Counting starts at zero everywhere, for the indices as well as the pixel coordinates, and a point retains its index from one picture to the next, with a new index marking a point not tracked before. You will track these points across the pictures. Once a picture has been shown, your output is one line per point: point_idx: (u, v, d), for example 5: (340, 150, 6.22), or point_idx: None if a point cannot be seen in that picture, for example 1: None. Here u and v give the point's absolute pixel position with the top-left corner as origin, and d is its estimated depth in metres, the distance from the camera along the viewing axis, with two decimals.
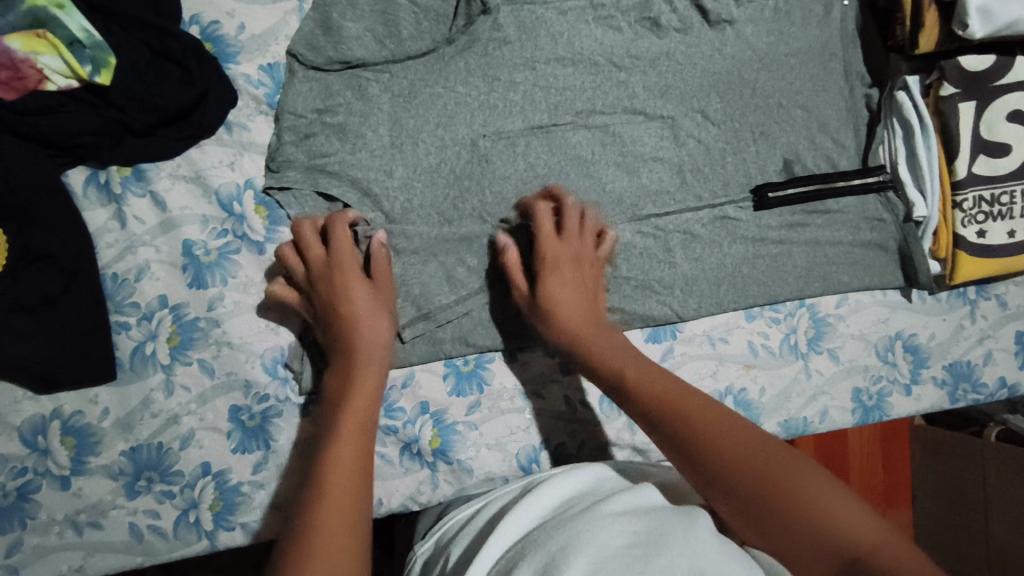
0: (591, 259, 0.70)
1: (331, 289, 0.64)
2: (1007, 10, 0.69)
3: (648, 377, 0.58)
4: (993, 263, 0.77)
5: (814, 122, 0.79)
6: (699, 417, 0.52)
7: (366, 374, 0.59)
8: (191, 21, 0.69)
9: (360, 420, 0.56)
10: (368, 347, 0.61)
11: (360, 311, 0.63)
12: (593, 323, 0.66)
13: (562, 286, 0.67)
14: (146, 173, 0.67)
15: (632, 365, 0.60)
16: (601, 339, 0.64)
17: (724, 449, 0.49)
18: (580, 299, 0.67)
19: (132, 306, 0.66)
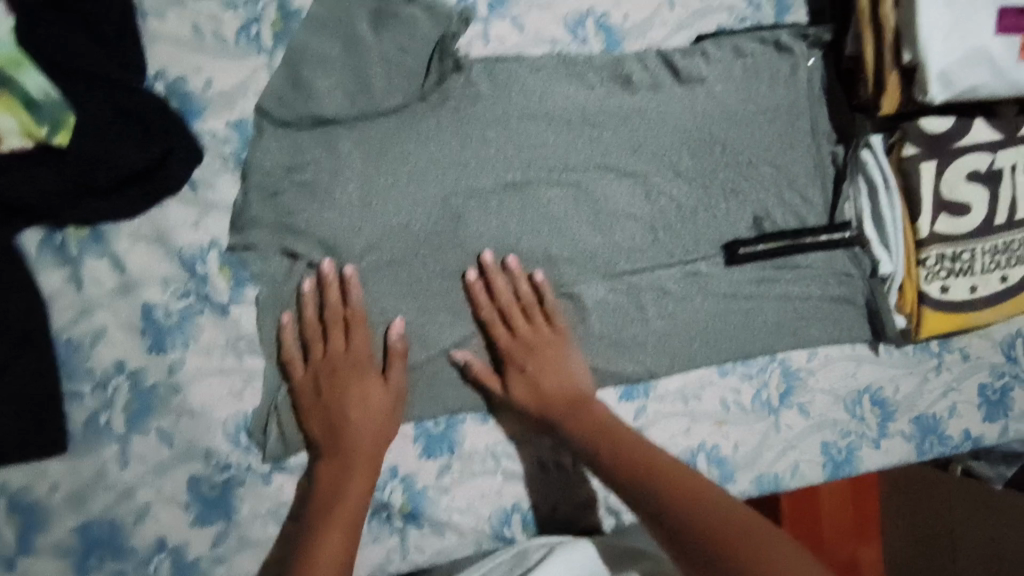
0: (552, 340, 0.72)
1: (343, 386, 0.66)
2: (964, 75, 0.70)
3: (653, 465, 0.62)
4: (957, 318, 0.79)
5: (784, 178, 0.80)
6: (699, 503, 0.56)
7: (360, 474, 0.64)
8: (157, 77, 0.65)
9: (348, 521, 0.61)
10: (364, 443, 0.65)
11: (370, 414, 0.66)
12: (572, 404, 0.69)
13: (529, 382, 0.70)
14: (105, 233, 0.64)
15: (633, 448, 0.64)
16: (584, 422, 0.68)
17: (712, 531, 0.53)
18: (553, 382, 0.70)
19: (87, 374, 0.63)
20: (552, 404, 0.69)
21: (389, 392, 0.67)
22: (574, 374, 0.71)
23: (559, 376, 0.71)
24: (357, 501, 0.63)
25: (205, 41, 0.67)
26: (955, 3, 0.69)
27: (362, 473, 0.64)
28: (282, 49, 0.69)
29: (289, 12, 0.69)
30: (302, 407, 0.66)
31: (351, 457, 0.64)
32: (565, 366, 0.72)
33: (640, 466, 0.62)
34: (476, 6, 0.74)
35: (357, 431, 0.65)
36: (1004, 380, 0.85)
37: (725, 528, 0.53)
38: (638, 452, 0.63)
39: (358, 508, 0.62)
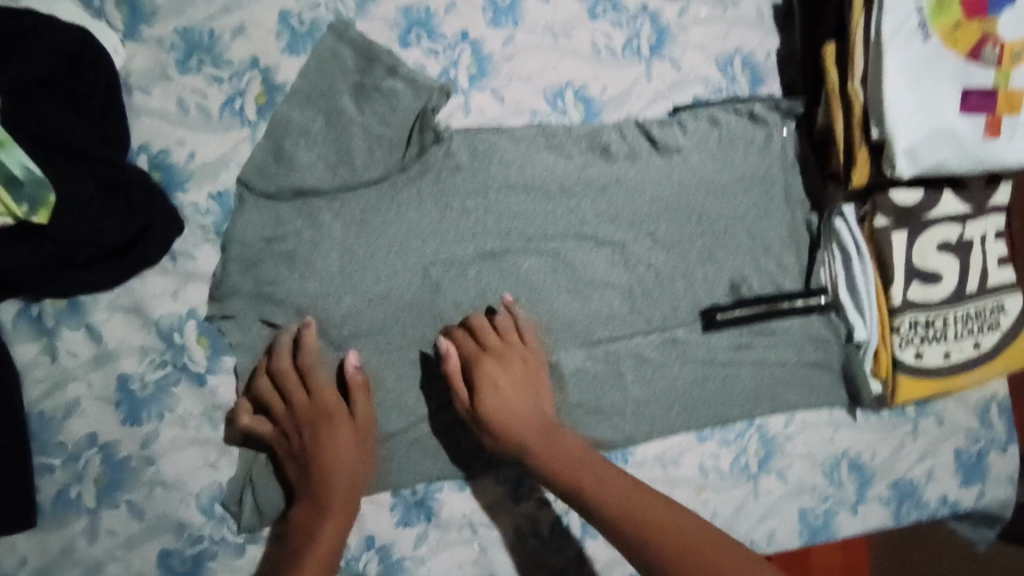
0: (520, 368, 0.70)
1: (310, 430, 0.65)
2: (930, 152, 0.73)
3: (637, 511, 0.63)
4: (931, 383, 0.81)
5: (759, 245, 0.82)
6: (668, 525, 0.62)
7: (336, 519, 0.63)
8: (140, 150, 0.67)
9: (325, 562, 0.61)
10: (340, 497, 0.64)
11: (337, 456, 0.64)
12: (543, 433, 0.68)
13: (497, 399, 0.68)
14: (83, 304, 0.64)
15: (618, 487, 0.64)
16: (558, 455, 0.67)
17: (679, 548, 0.60)
18: (521, 408, 0.69)
19: (59, 447, 0.63)
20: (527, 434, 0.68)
21: (354, 430, 0.66)
22: (543, 402, 0.70)
23: (529, 402, 0.69)
24: (332, 546, 0.62)
25: (188, 115, 0.68)
26: (918, 83, 0.72)
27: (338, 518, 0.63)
28: (265, 121, 0.70)
29: (272, 85, 0.70)
30: (279, 457, 0.66)
31: (326, 503, 0.63)
32: (535, 386, 0.71)
33: (626, 512, 0.63)
34: (457, 79, 0.76)
35: (334, 477, 0.64)
36: (979, 444, 0.86)
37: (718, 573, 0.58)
38: (621, 496, 0.64)
39: (333, 551, 0.62)
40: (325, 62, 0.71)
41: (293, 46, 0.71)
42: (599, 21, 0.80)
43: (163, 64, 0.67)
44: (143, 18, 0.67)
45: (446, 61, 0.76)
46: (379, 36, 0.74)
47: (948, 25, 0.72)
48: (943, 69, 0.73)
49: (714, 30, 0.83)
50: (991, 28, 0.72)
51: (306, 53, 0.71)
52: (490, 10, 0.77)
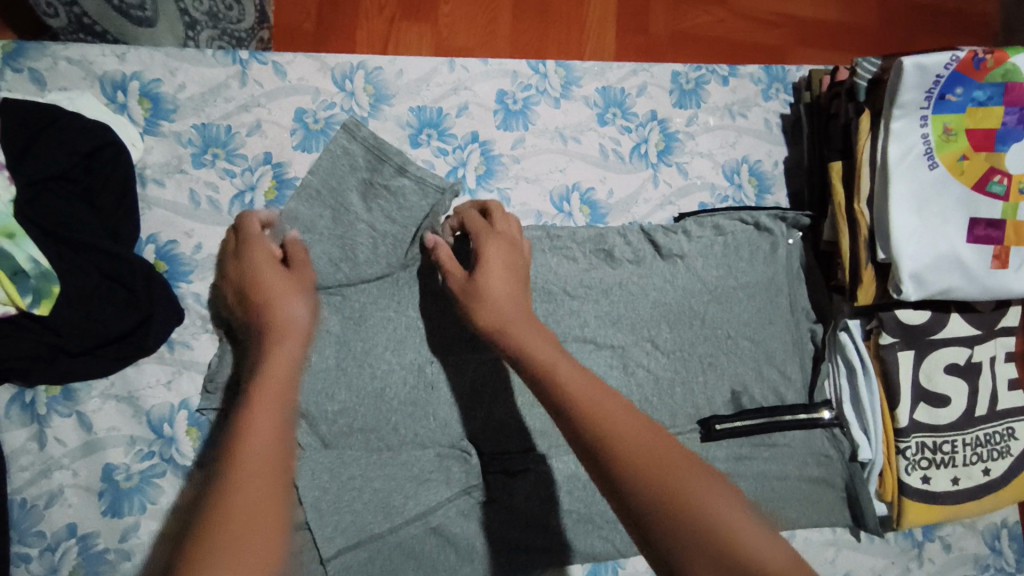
0: (491, 245, 0.67)
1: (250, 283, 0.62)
2: (937, 277, 0.73)
3: (564, 380, 0.53)
4: (940, 510, 0.77)
5: (762, 354, 0.81)
6: (595, 396, 0.51)
7: (280, 346, 0.55)
8: (148, 241, 0.68)
9: (276, 380, 0.51)
10: (282, 328, 0.57)
11: (274, 300, 0.59)
12: (510, 308, 0.62)
13: (485, 272, 0.65)
14: (76, 391, 0.65)
15: (562, 358, 0.56)
16: (520, 326, 0.60)
17: (599, 415, 0.49)
18: (500, 285, 0.64)
19: (37, 536, 0.62)
20: (492, 304, 0.62)
21: (295, 273, 0.63)
22: (519, 285, 0.65)
23: (497, 269, 0.65)
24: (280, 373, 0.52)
25: (200, 208, 0.70)
26: (926, 209, 0.73)
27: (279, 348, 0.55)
28: (274, 216, 0.71)
29: (283, 180, 0.72)
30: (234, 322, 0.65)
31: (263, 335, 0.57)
32: (520, 273, 0.66)
33: (561, 378, 0.53)
34: (465, 178, 0.77)
35: (273, 308, 0.59)
36: (988, 572, 0.82)
37: (662, 461, 0.45)
38: (567, 367, 0.55)
39: (284, 375, 0.52)
40: (334, 158, 0.72)
41: (306, 144, 0.73)
42: (608, 126, 0.82)
43: (179, 158, 0.70)
44: (164, 115, 0.70)
45: (454, 161, 0.77)
46: (391, 136, 0.76)
47: (955, 156, 0.72)
48: (951, 197, 0.73)
49: (722, 137, 0.85)
50: (998, 161, 0.72)
51: (317, 151, 0.74)
52: (501, 112, 0.79)
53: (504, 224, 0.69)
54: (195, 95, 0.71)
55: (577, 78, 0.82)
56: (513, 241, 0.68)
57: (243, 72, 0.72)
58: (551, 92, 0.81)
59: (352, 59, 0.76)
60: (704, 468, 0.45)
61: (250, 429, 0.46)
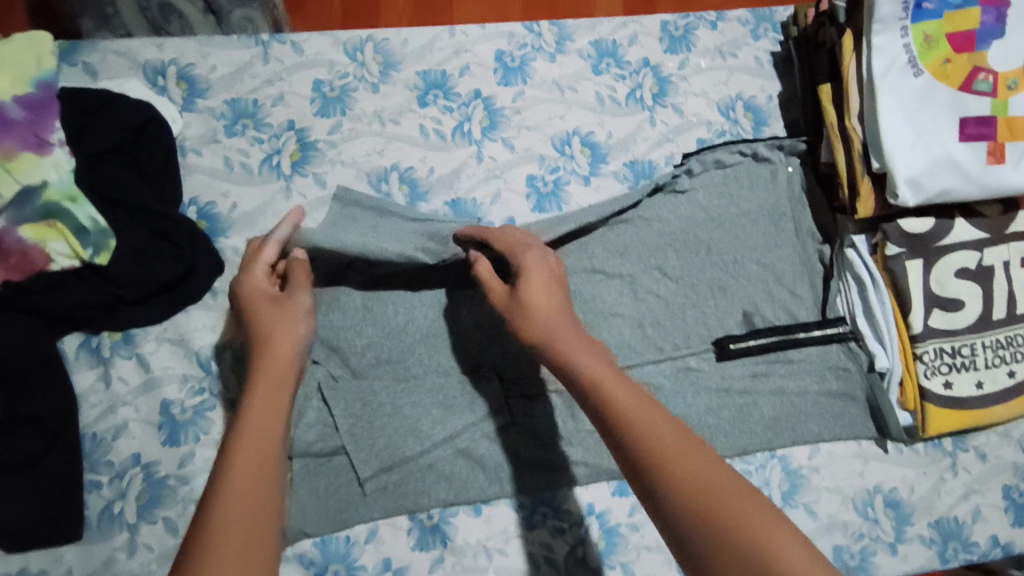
0: (525, 260, 0.64)
1: (261, 317, 0.63)
2: (934, 180, 0.72)
3: (614, 400, 0.51)
4: (962, 415, 0.76)
5: (770, 276, 0.82)
6: (647, 418, 0.49)
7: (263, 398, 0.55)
8: (190, 203, 0.76)
9: (260, 437, 0.51)
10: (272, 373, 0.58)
11: (274, 345, 0.60)
12: (556, 321, 0.59)
13: (530, 288, 0.62)
14: (134, 336, 0.72)
15: (608, 371, 0.54)
16: (563, 335, 0.58)
17: (653, 444, 0.47)
18: (542, 299, 0.61)
19: (107, 465, 0.69)
20: (537, 319, 0.59)
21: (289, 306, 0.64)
22: (562, 296, 0.62)
23: (537, 287, 0.62)
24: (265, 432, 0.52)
25: (234, 171, 0.77)
26: (917, 116, 0.72)
27: (271, 388, 0.56)
28: (299, 176, 0.78)
29: (306, 144, 0.79)
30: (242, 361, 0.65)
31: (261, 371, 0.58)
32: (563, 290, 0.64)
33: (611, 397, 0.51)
34: (471, 132, 0.82)
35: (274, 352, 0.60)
36: None
37: (723, 509, 0.42)
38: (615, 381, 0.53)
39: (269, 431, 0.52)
40: (353, 122, 0.80)
41: (325, 109, 0.80)
42: (603, 75, 0.87)
43: (214, 130, 0.78)
44: (199, 93, 0.79)
45: (460, 116, 0.83)
46: (400, 98, 0.82)
47: (939, 60, 0.72)
48: (940, 102, 0.72)
49: (714, 77, 0.88)
50: (981, 60, 0.71)
51: (336, 116, 0.81)
52: (501, 70, 0.85)
53: (519, 235, 0.69)
54: (225, 76, 0.80)
55: (570, 33, 0.87)
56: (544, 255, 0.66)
57: (265, 52, 0.81)
58: (546, 48, 0.86)
59: (361, 33, 0.83)
60: (762, 504, 0.43)
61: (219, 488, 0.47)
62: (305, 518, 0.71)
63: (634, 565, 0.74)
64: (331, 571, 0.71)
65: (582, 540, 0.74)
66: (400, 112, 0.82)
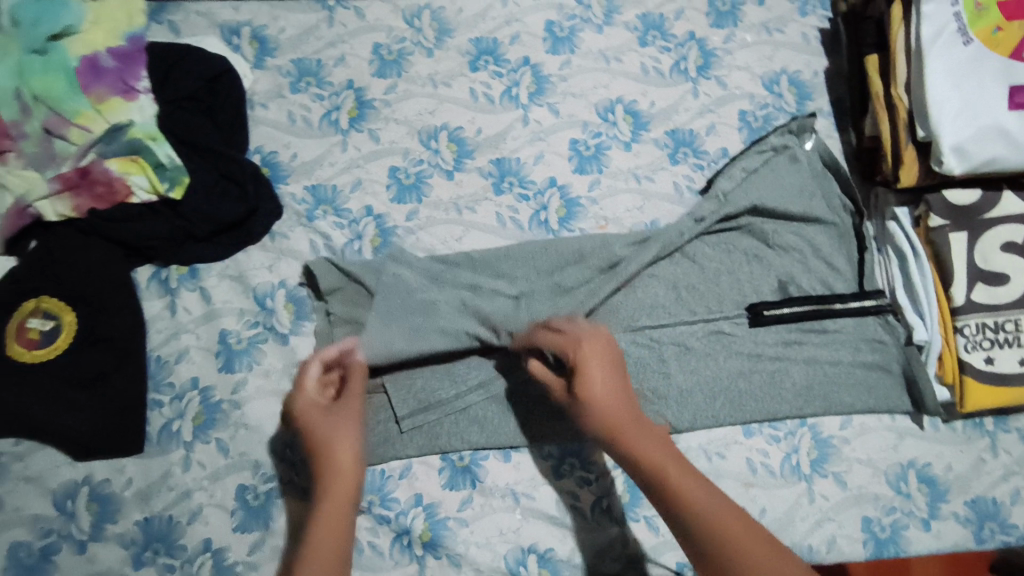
0: (582, 358, 0.64)
1: (315, 427, 0.65)
2: (980, 148, 0.71)
3: (707, 523, 0.55)
4: (1007, 392, 0.74)
5: (808, 248, 0.81)
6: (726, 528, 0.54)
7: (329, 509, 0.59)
8: (256, 151, 0.82)
9: (335, 544, 0.57)
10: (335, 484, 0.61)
11: (331, 453, 0.62)
12: (621, 421, 0.61)
13: (590, 387, 0.63)
14: (199, 271, 0.78)
15: (690, 482, 0.57)
16: (638, 441, 0.60)
17: (752, 566, 0.53)
18: (603, 398, 0.62)
19: (168, 386, 0.75)
20: (600, 417, 0.62)
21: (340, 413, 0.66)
22: (625, 386, 0.64)
23: (599, 380, 0.63)
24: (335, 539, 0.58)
25: (296, 125, 0.83)
26: (964, 84, 0.72)
27: (335, 497, 0.60)
28: (355, 131, 0.84)
29: (364, 102, 0.85)
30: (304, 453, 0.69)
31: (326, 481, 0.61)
32: (622, 379, 0.65)
33: (700, 514, 0.55)
34: (519, 96, 0.86)
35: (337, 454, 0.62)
36: None
37: None
38: (699, 494, 0.57)
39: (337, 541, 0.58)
40: (407, 84, 0.86)
41: (382, 71, 0.86)
42: (648, 47, 0.89)
43: (280, 86, 0.84)
44: (269, 52, 0.85)
45: (509, 81, 0.87)
46: (453, 63, 0.87)
47: (989, 29, 0.72)
48: (991, 69, 0.71)
49: (759, 51, 0.90)
50: None
51: (392, 77, 0.86)
52: (549, 39, 0.88)
53: (570, 327, 0.69)
54: (293, 37, 0.86)
55: (618, 6, 0.90)
56: (594, 346, 0.66)
57: (330, 16, 0.87)
58: (594, 20, 0.90)
59: (419, 2, 0.88)
60: None
61: None
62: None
63: (659, 519, 0.75)
64: (366, 501, 0.75)
65: (608, 491, 0.75)
66: (452, 75, 0.86)
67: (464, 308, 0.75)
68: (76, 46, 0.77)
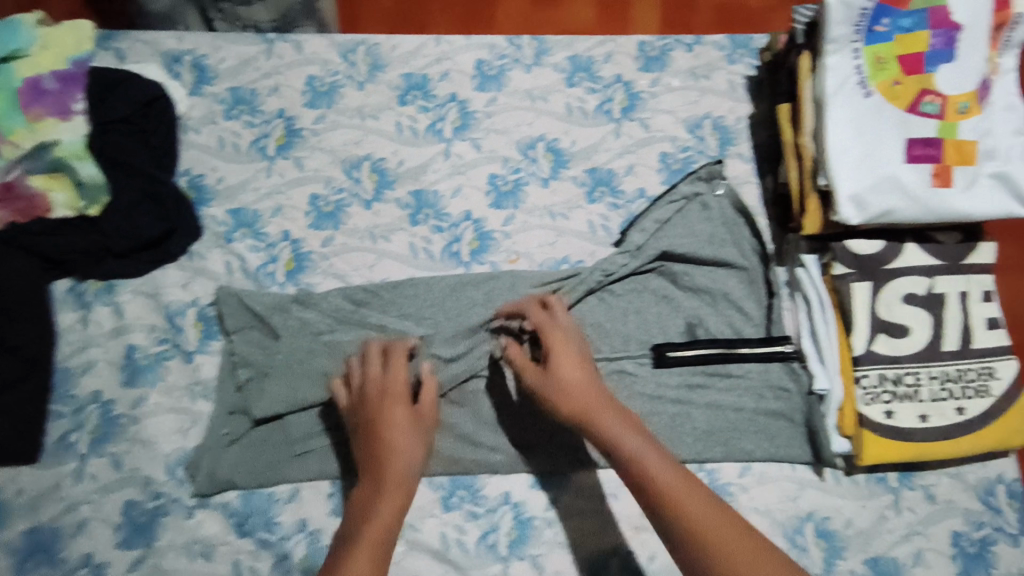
0: (558, 347, 0.66)
1: (389, 414, 0.66)
2: (878, 200, 0.71)
3: (679, 510, 0.56)
4: (907, 448, 0.72)
5: (718, 294, 0.81)
6: (690, 510, 0.56)
7: (391, 501, 0.62)
8: (183, 174, 0.85)
9: (382, 537, 0.60)
10: (396, 473, 0.63)
11: (393, 447, 0.65)
12: (596, 402, 0.63)
13: (566, 372, 0.64)
14: (115, 287, 0.80)
15: (661, 463, 0.58)
16: (615, 428, 0.61)
17: (718, 550, 0.54)
18: (580, 381, 0.64)
19: (71, 397, 0.76)
20: (571, 399, 0.63)
21: (417, 417, 0.68)
22: (595, 370, 0.66)
23: (574, 364, 0.65)
24: (385, 529, 0.60)
25: (224, 150, 0.86)
26: (864, 134, 0.71)
27: (394, 492, 0.62)
28: (281, 158, 0.86)
29: (293, 130, 0.88)
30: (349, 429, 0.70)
31: (384, 481, 0.63)
32: (593, 365, 0.66)
33: (663, 494, 0.57)
34: (442, 131, 0.88)
35: (396, 450, 0.64)
36: (984, 531, 0.74)
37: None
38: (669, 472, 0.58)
39: (386, 536, 0.60)
40: (336, 116, 0.89)
41: (313, 102, 0.89)
42: (574, 88, 0.91)
43: (214, 113, 0.88)
44: (208, 80, 0.89)
45: (434, 116, 0.89)
46: (382, 97, 0.90)
47: (889, 82, 0.71)
48: (888, 123, 0.71)
49: (685, 96, 0.91)
50: (929, 82, 0.71)
51: (323, 108, 0.89)
52: (478, 78, 0.91)
53: (559, 314, 0.69)
54: (231, 67, 0.90)
55: (548, 48, 0.93)
56: (570, 335, 0.67)
57: (268, 47, 0.91)
58: (523, 61, 0.92)
59: (355, 37, 0.92)
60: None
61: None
62: (218, 463, 0.73)
63: (544, 559, 0.74)
64: (251, 523, 0.73)
65: (496, 527, 0.74)
66: (380, 109, 0.89)
67: None
68: (23, 67, 0.81)
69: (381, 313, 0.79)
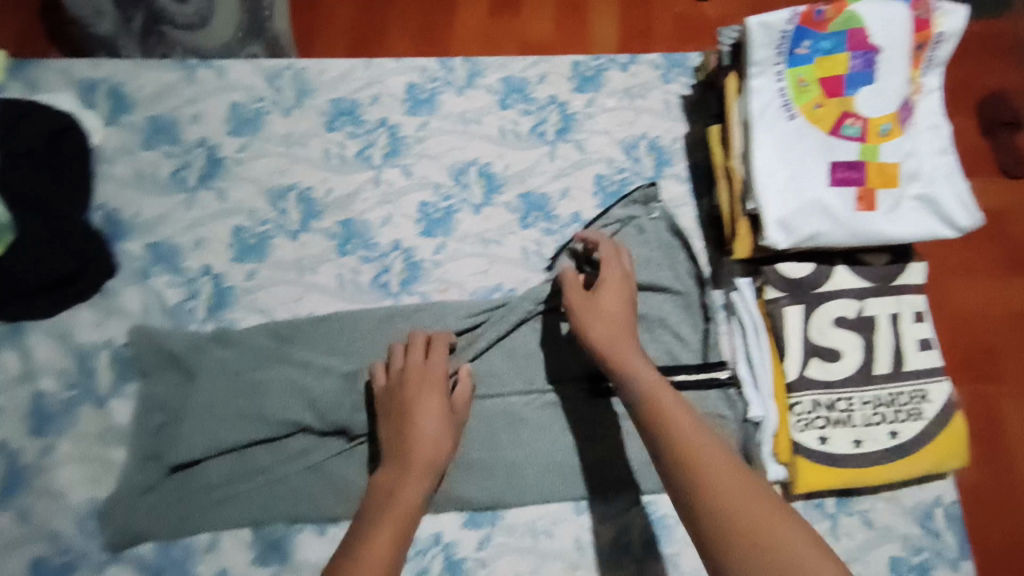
0: (610, 285, 0.69)
1: (424, 395, 0.68)
2: (805, 223, 0.70)
3: (683, 441, 0.55)
4: (840, 474, 0.71)
5: (654, 318, 0.79)
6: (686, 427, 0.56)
7: (416, 478, 0.63)
8: (98, 208, 0.82)
9: (408, 512, 0.60)
10: (427, 450, 0.64)
11: (428, 427, 0.66)
12: (623, 339, 0.65)
13: (604, 303, 0.68)
14: (23, 329, 0.77)
15: (664, 392, 0.59)
16: (637, 363, 0.62)
17: (706, 464, 0.53)
18: (613, 316, 0.67)
19: None
20: (598, 328, 0.66)
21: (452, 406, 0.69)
22: (629, 314, 0.68)
23: (617, 304, 0.68)
24: (410, 504, 0.61)
25: (142, 183, 0.83)
26: (789, 157, 0.71)
27: (422, 470, 0.63)
28: (203, 189, 0.83)
29: (215, 160, 0.85)
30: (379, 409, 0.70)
31: (410, 460, 0.64)
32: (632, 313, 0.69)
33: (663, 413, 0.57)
34: (372, 157, 0.86)
35: (422, 431, 0.65)
36: (922, 555, 0.73)
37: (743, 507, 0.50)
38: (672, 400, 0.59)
39: (412, 513, 0.61)
40: (261, 143, 0.86)
41: (238, 129, 0.86)
42: (508, 110, 0.89)
43: (132, 143, 0.85)
44: (126, 109, 0.86)
45: (364, 142, 0.87)
46: (310, 123, 0.87)
47: (811, 105, 0.71)
48: (812, 146, 0.71)
49: (620, 117, 0.90)
50: (850, 105, 0.71)
51: (247, 136, 0.86)
52: (410, 101, 0.89)
53: (619, 264, 0.72)
54: (151, 94, 0.87)
55: (481, 70, 0.91)
56: (623, 281, 0.70)
57: (190, 74, 0.88)
58: (456, 83, 0.90)
59: (282, 62, 0.89)
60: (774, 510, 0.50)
61: (369, 554, 0.56)
62: (132, 514, 0.70)
63: None
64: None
65: (426, 570, 0.71)
66: (307, 135, 0.87)
67: (292, 389, 0.74)
68: None
69: (306, 349, 0.77)
